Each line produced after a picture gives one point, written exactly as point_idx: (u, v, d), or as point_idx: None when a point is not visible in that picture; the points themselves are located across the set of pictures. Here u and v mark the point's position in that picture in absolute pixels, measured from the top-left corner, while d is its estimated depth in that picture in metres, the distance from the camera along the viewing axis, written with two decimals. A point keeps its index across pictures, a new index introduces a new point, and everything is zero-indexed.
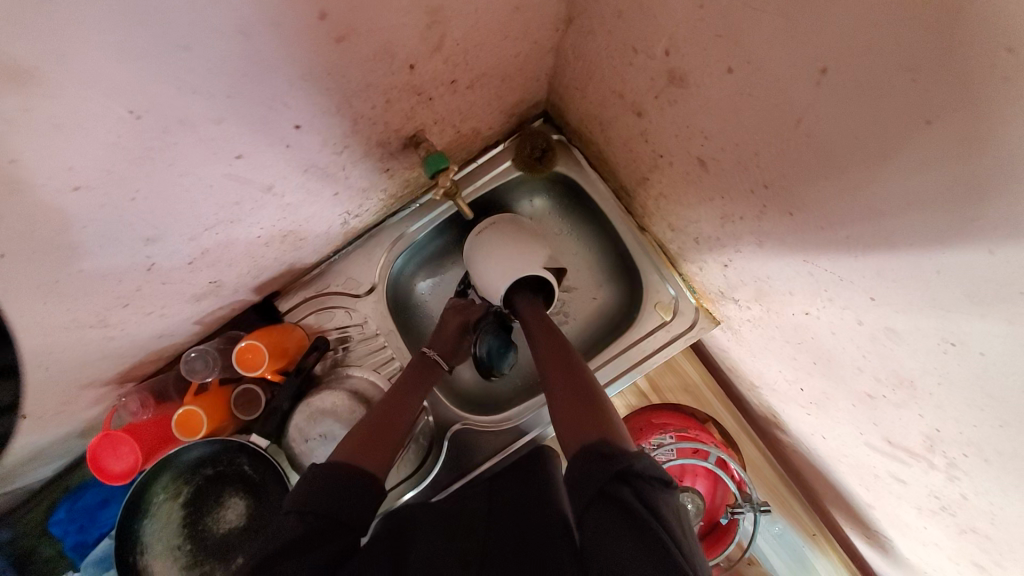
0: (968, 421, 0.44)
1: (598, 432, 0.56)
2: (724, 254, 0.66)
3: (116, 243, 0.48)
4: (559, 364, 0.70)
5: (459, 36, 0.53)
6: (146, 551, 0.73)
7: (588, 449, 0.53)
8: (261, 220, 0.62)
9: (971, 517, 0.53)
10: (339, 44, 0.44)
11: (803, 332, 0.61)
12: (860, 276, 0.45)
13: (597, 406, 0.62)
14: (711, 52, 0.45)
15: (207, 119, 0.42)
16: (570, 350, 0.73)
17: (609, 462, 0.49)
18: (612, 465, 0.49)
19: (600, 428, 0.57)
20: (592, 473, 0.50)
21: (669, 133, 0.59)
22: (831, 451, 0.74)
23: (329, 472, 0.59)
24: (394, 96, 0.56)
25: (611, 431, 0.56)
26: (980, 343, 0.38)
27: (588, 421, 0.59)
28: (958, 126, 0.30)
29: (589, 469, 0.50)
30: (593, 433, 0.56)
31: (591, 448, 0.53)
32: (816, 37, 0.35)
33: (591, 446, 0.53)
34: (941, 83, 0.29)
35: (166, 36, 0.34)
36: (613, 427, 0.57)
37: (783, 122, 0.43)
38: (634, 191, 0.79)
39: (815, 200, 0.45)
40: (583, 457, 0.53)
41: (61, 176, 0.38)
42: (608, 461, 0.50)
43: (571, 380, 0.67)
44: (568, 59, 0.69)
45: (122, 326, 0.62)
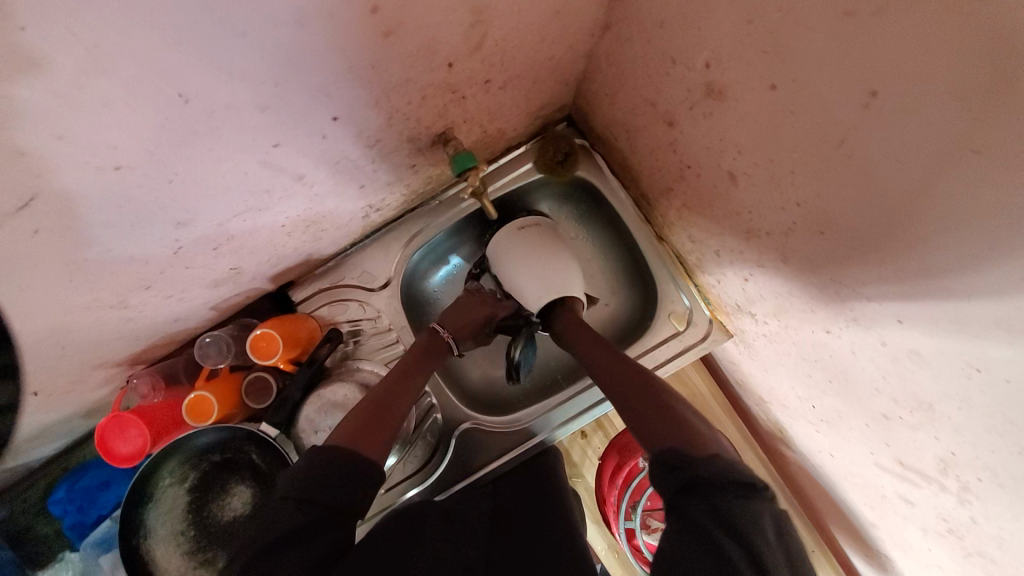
0: (986, 447, 0.44)
1: (673, 437, 0.54)
2: (744, 268, 0.67)
3: (147, 225, 0.48)
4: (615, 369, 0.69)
5: (500, 37, 0.53)
6: (150, 535, 0.73)
7: (665, 456, 0.52)
8: (288, 210, 0.62)
9: (979, 542, 0.53)
10: (386, 38, 0.44)
11: (821, 350, 0.61)
12: (888, 296, 0.45)
13: (674, 410, 0.59)
14: (755, 67, 0.46)
15: (251, 106, 0.43)
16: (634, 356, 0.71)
17: (677, 472, 0.50)
18: (680, 475, 0.49)
19: (676, 432, 0.55)
20: (664, 485, 0.50)
21: (700, 144, 0.60)
22: (838, 469, 0.74)
23: (327, 458, 0.58)
24: (430, 93, 0.56)
25: (693, 436, 0.54)
26: (1005, 371, 0.38)
27: (663, 422, 0.57)
28: (1007, 158, 0.30)
29: (662, 480, 0.51)
30: (670, 437, 0.54)
31: (665, 455, 0.52)
32: (870, 60, 0.35)
33: (668, 450, 0.52)
34: (994, 116, 0.30)
35: (224, 22, 0.34)
36: (694, 431, 0.55)
37: (824, 142, 0.43)
38: (656, 200, 0.80)
39: (850, 221, 0.45)
40: (660, 463, 0.52)
41: (106, 155, 0.38)
42: (676, 472, 0.50)
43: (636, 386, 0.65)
44: (601, 65, 0.69)
45: (141, 308, 0.61)
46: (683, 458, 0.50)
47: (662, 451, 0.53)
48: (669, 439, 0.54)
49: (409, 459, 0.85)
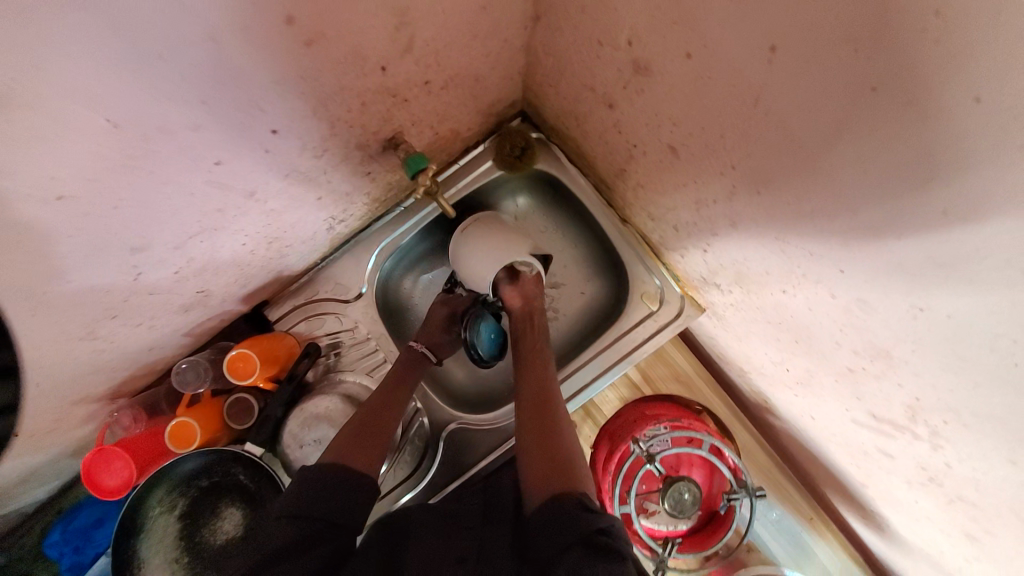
0: (945, 386, 0.45)
1: (570, 486, 0.57)
2: (701, 240, 0.68)
3: (100, 254, 0.49)
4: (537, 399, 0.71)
5: (429, 37, 0.54)
6: (144, 566, 0.73)
7: (561, 502, 0.54)
8: (245, 227, 0.63)
9: (958, 486, 0.54)
10: (310, 47, 0.45)
11: (781, 310, 0.62)
12: (826, 248, 0.47)
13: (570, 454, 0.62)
14: (670, 39, 0.47)
15: (185, 126, 0.44)
16: (552, 387, 0.74)
17: (588, 517, 0.51)
18: (591, 521, 0.50)
19: (570, 481, 0.58)
20: (565, 527, 0.51)
21: (640, 121, 0.61)
22: (820, 429, 0.75)
23: (323, 477, 0.59)
24: (370, 98, 0.57)
25: (581, 487, 0.57)
26: (945, 307, 0.39)
27: (554, 465, 0.60)
28: (902, 91, 0.31)
29: (567, 522, 0.51)
30: (564, 486, 0.57)
31: (565, 502, 0.54)
32: (766, 17, 0.37)
33: (566, 498, 0.54)
34: (880, 52, 0.31)
35: (140, 44, 0.35)
36: (583, 483, 0.59)
37: (743, 102, 0.44)
38: (613, 184, 0.81)
39: (780, 178, 0.46)
40: (553, 510, 0.53)
41: (45, 186, 0.39)
42: (587, 516, 0.51)
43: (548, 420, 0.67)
44: (540, 56, 0.71)
45: (110, 339, 0.62)
46: (585, 508, 0.53)
47: (557, 498, 0.55)
48: (561, 487, 0.57)
49: (399, 465, 0.85)
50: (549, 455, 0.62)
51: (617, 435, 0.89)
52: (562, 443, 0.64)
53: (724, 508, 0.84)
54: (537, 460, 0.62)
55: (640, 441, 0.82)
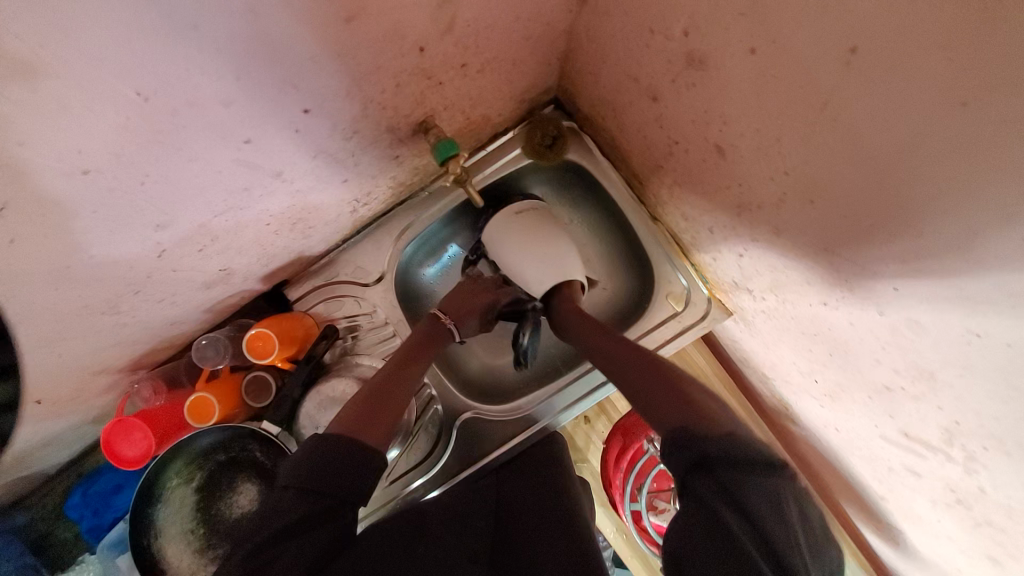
0: (990, 414, 0.43)
1: (686, 417, 0.53)
2: (738, 244, 0.65)
3: (126, 229, 0.48)
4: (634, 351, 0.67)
5: (471, 17, 0.51)
6: (160, 534, 0.74)
7: (679, 437, 0.50)
8: (271, 207, 0.62)
9: (988, 511, 0.52)
10: (348, 24, 0.43)
11: (819, 323, 0.59)
12: (881, 264, 0.44)
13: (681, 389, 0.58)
14: (732, 32, 0.44)
15: (215, 102, 0.42)
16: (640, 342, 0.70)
17: (690, 453, 0.49)
18: (688, 461, 0.49)
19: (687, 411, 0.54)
20: (669, 471, 0.50)
21: (686, 117, 0.58)
22: (844, 444, 0.73)
23: (328, 446, 0.57)
24: (404, 80, 0.55)
25: (705, 417, 0.52)
26: (1006, 335, 0.37)
27: (668, 405, 0.56)
28: (998, 106, 0.28)
29: (676, 463, 0.50)
30: (681, 416, 0.53)
31: (682, 435, 0.50)
32: (849, 14, 0.34)
33: (681, 433, 0.51)
34: (981, 62, 0.28)
35: (174, 17, 0.33)
36: (705, 410, 0.54)
37: (809, 105, 0.41)
38: (647, 179, 0.78)
39: (840, 187, 0.44)
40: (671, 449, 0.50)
41: (72, 159, 0.37)
42: (686, 453, 0.49)
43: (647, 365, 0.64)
44: (582, 41, 0.67)
45: (133, 313, 0.62)
46: (706, 439, 0.49)
47: (676, 432, 0.51)
48: (680, 420, 0.52)
49: (412, 451, 0.85)
50: (661, 393, 0.58)
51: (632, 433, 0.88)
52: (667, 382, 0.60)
53: None
54: (652, 403, 0.58)
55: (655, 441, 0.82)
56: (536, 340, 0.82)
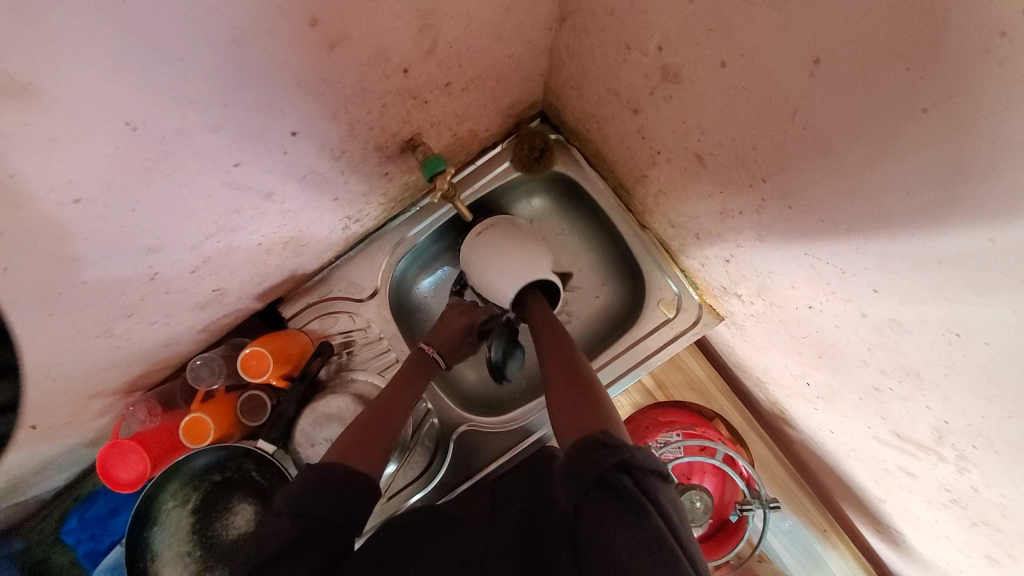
0: (975, 412, 0.43)
1: (598, 427, 0.57)
2: (724, 249, 0.66)
3: (117, 254, 0.49)
4: (563, 359, 0.72)
5: (452, 38, 0.53)
6: (156, 558, 0.74)
7: (586, 440, 0.54)
8: (261, 228, 0.62)
9: (983, 510, 0.52)
10: (332, 50, 0.45)
11: (806, 326, 0.60)
12: (861, 266, 0.45)
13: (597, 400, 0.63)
14: (704, 46, 0.46)
15: (204, 128, 0.43)
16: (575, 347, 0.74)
17: (605, 454, 0.51)
18: (610, 457, 0.50)
19: (597, 424, 0.58)
20: (587, 464, 0.51)
21: (665, 129, 0.59)
22: (839, 445, 0.73)
23: (321, 474, 0.58)
24: (390, 100, 0.56)
25: (613, 428, 0.57)
26: (984, 333, 0.37)
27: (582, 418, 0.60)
28: (955, 112, 0.30)
29: (588, 460, 0.51)
30: (593, 427, 0.57)
31: (587, 442, 0.54)
32: (811, 29, 0.35)
33: (593, 437, 0.55)
34: (936, 72, 0.29)
35: (159, 50, 0.35)
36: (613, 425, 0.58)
37: (780, 115, 0.43)
38: (634, 188, 0.79)
39: (816, 192, 0.45)
40: (581, 448, 0.54)
41: (62, 189, 0.38)
42: (603, 454, 0.51)
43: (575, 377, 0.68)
44: (563, 58, 0.69)
45: (127, 335, 0.62)
46: (610, 443, 0.53)
47: (585, 437, 0.55)
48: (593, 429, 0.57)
49: (409, 466, 0.85)
50: (577, 405, 0.63)
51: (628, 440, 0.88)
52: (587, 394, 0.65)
53: (736, 517, 0.83)
54: (569, 410, 0.63)
55: (652, 447, 0.82)
56: (512, 356, 0.81)
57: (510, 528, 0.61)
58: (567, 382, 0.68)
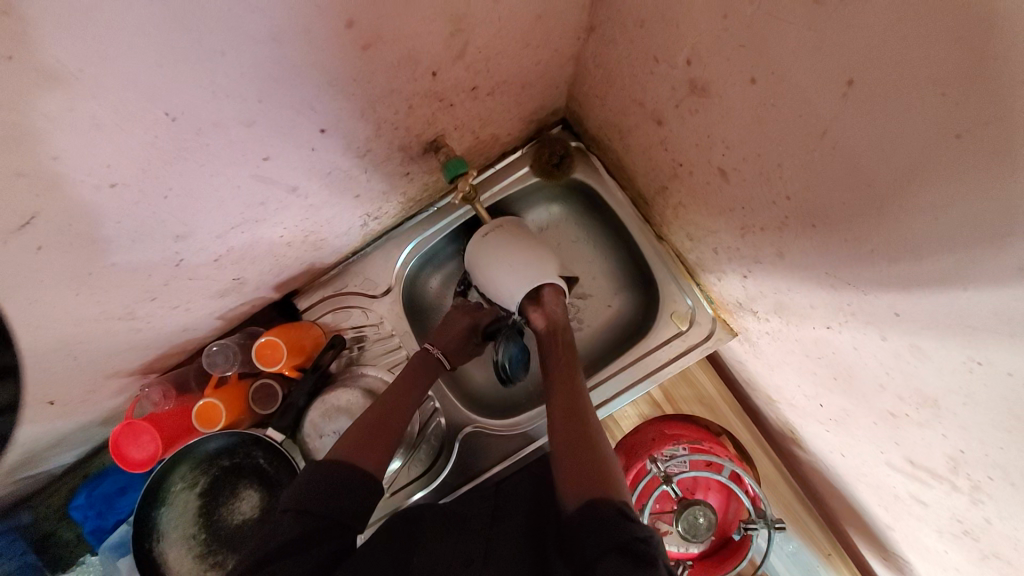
0: (994, 443, 0.42)
1: (605, 491, 0.56)
2: (742, 265, 0.66)
3: (146, 239, 0.50)
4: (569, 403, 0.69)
5: (482, 44, 0.54)
6: (162, 538, 0.75)
7: (597, 507, 0.53)
8: (285, 221, 0.64)
9: (996, 544, 0.51)
10: (365, 51, 0.46)
11: (822, 346, 0.59)
12: (883, 289, 0.44)
13: (603, 457, 0.61)
14: (734, 62, 0.46)
15: (238, 122, 0.44)
16: (579, 387, 0.72)
17: (630, 525, 0.50)
18: (632, 529, 0.50)
19: (608, 486, 0.57)
20: (608, 531, 0.50)
21: (689, 142, 0.59)
22: (850, 469, 0.71)
23: (325, 472, 0.58)
24: (417, 102, 0.57)
25: (618, 493, 0.56)
26: (1007, 364, 0.36)
27: (588, 472, 0.59)
28: (990, 141, 0.29)
29: (607, 526, 0.51)
30: (601, 491, 0.56)
31: (603, 508, 0.53)
32: (845, 50, 0.35)
33: (604, 504, 0.53)
34: (971, 99, 0.29)
35: (202, 45, 0.36)
36: (618, 487, 0.57)
37: (808, 133, 0.43)
38: (653, 199, 0.79)
39: (842, 213, 0.44)
40: (592, 516, 0.52)
41: (100, 173, 0.40)
42: (626, 524, 0.50)
43: (579, 424, 0.66)
44: (590, 67, 0.69)
45: (148, 319, 0.64)
46: (624, 515, 0.52)
47: (593, 503, 0.54)
48: (601, 492, 0.55)
49: (413, 464, 0.85)
50: (582, 458, 0.61)
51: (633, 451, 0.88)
52: (594, 447, 0.63)
53: (739, 536, 0.81)
54: (573, 463, 0.61)
55: (657, 459, 0.81)
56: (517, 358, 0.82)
57: (514, 534, 0.63)
58: (570, 430, 0.65)
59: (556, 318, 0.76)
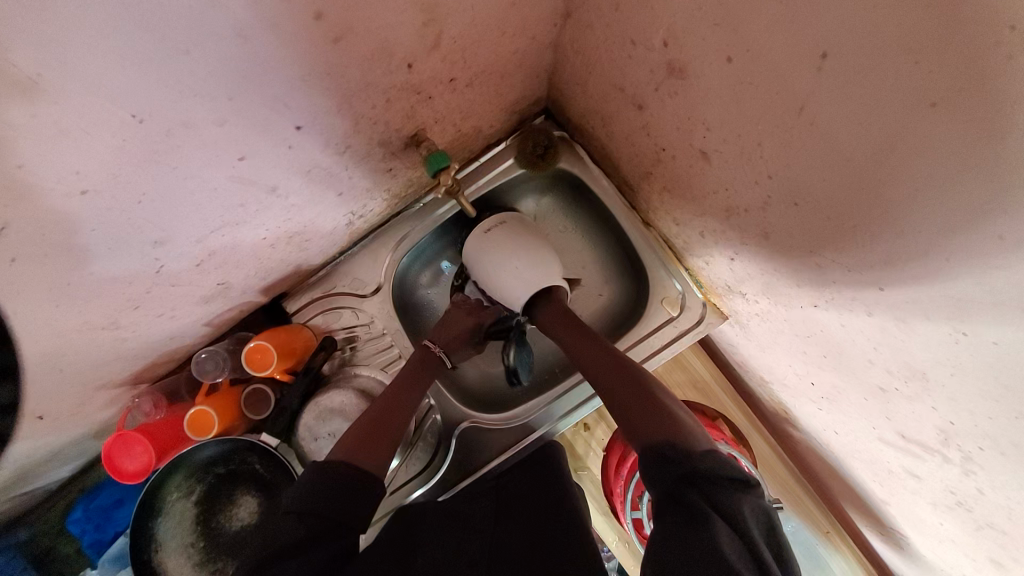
0: (983, 413, 0.43)
1: (674, 433, 0.56)
2: (729, 248, 0.66)
3: (123, 246, 0.49)
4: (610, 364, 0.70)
5: (457, 33, 0.53)
6: (161, 548, 0.74)
7: (668, 451, 0.54)
8: (267, 222, 0.63)
9: (989, 512, 0.51)
10: (336, 44, 0.45)
11: (811, 325, 0.59)
12: (867, 265, 0.44)
13: (659, 403, 0.62)
14: (710, 42, 0.45)
15: (210, 122, 0.44)
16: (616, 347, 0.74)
17: (682, 471, 0.51)
18: (684, 474, 0.51)
19: (671, 426, 0.57)
20: (667, 479, 0.52)
21: (670, 125, 0.59)
22: (844, 446, 0.72)
23: (329, 472, 0.58)
24: (394, 95, 0.56)
25: (688, 431, 0.57)
26: (993, 333, 0.37)
27: (655, 421, 0.59)
28: (966, 108, 0.29)
29: (665, 476, 0.52)
30: (671, 433, 0.56)
31: (671, 451, 0.54)
32: (818, 23, 0.35)
33: (669, 448, 0.54)
34: (946, 65, 0.29)
35: (166, 44, 0.35)
36: (686, 426, 0.58)
37: (786, 111, 0.42)
38: (638, 185, 0.79)
39: (822, 189, 0.44)
40: (661, 461, 0.53)
41: (70, 180, 0.39)
42: (683, 469, 0.51)
43: (628, 380, 0.67)
44: (568, 54, 0.69)
45: (133, 328, 0.63)
46: (691, 454, 0.52)
47: (663, 447, 0.55)
48: (668, 435, 0.56)
49: (411, 461, 0.85)
50: (642, 409, 0.62)
51: None
52: (648, 396, 0.64)
53: None
54: (633, 417, 0.62)
55: None
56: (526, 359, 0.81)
57: (513, 526, 0.63)
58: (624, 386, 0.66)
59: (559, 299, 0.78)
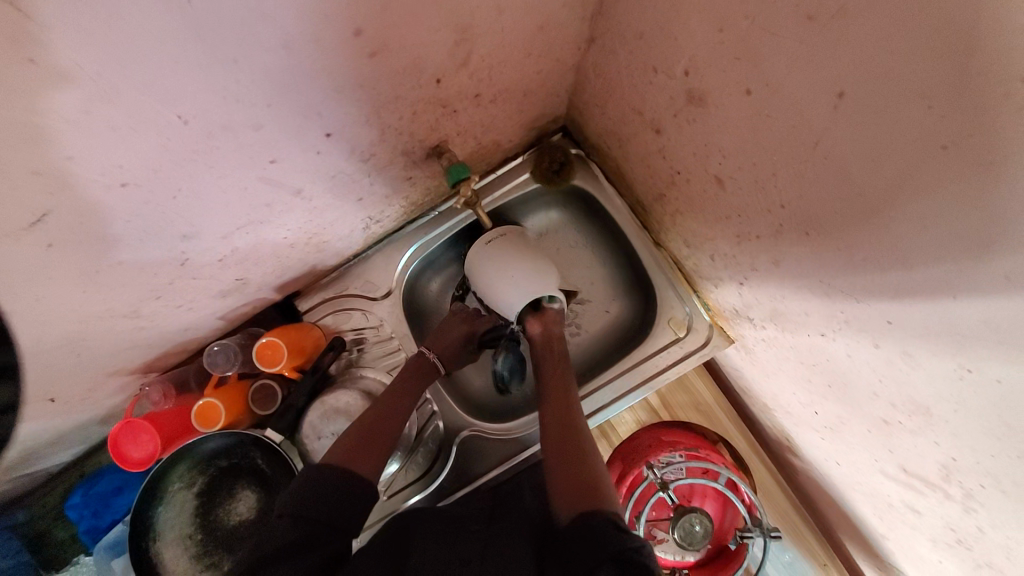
0: (985, 451, 0.43)
1: (597, 503, 0.55)
2: (739, 272, 0.67)
3: (153, 239, 0.51)
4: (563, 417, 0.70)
5: (486, 53, 0.55)
6: (159, 538, 0.75)
7: (594, 518, 0.52)
8: (289, 222, 0.65)
9: (988, 552, 0.51)
10: (372, 58, 0.47)
11: (817, 353, 0.60)
12: (876, 297, 0.45)
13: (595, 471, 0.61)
14: (730, 74, 0.47)
15: (248, 125, 0.46)
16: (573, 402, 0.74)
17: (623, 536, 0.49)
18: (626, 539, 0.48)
19: (599, 498, 0.56)
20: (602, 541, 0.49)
21: (687, 150, 0.61)
22: (845, 478, 0.72)
23: (322, 476, 0.59)
24: (421, 108, 0.58)
25: (610, 505, 0.56)
26: (996, 371, 0.37)
27: (586, 488, 0.58)
28: (974, 153, 0.31)
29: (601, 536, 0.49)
30: (595, 503, 0.55)
31: (598, 518, 0.52)
32: (835, 63, 0.37)
33: (598, 516, 0.52)
34: (955, 111, 0.30)
35: (216, 52, 0.37)
36: (613, 504, 0.56)
37: (801, 143, 0.44)
38: (651, 207, 0.80)
39: (834, 221, 0.45)
40: (586, 527, 0.51)
41: (112, 173, 0.41)
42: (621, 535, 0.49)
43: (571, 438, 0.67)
44: (590, 76, 0.71)
45: (151, 318, 0.64)
46: (617, 526, 0.51)
47: (588, 515, 0.53)
48: (593, 504, 0.55)
49: (410, 466, 0.85)
50: (575, 472, 0.61)
51: (630, 457, 0.88)
52: (587, 460, 0.63)
53: (736, 545, 0.81)
54: (567, 475, 0.61)
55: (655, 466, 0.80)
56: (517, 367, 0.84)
57: (512, 529, 0.61)
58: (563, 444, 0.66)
59: (552, 330, 0.78)
